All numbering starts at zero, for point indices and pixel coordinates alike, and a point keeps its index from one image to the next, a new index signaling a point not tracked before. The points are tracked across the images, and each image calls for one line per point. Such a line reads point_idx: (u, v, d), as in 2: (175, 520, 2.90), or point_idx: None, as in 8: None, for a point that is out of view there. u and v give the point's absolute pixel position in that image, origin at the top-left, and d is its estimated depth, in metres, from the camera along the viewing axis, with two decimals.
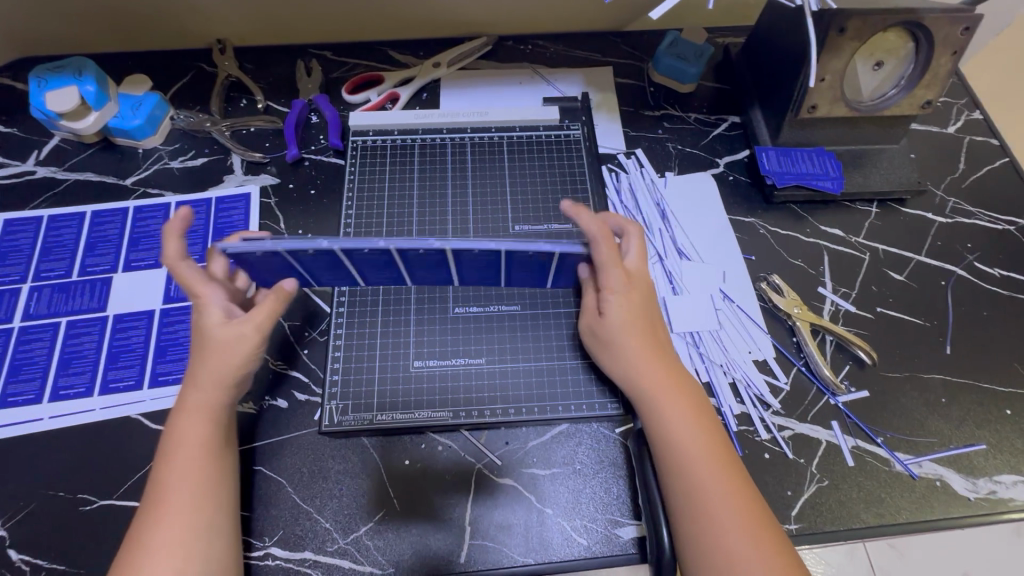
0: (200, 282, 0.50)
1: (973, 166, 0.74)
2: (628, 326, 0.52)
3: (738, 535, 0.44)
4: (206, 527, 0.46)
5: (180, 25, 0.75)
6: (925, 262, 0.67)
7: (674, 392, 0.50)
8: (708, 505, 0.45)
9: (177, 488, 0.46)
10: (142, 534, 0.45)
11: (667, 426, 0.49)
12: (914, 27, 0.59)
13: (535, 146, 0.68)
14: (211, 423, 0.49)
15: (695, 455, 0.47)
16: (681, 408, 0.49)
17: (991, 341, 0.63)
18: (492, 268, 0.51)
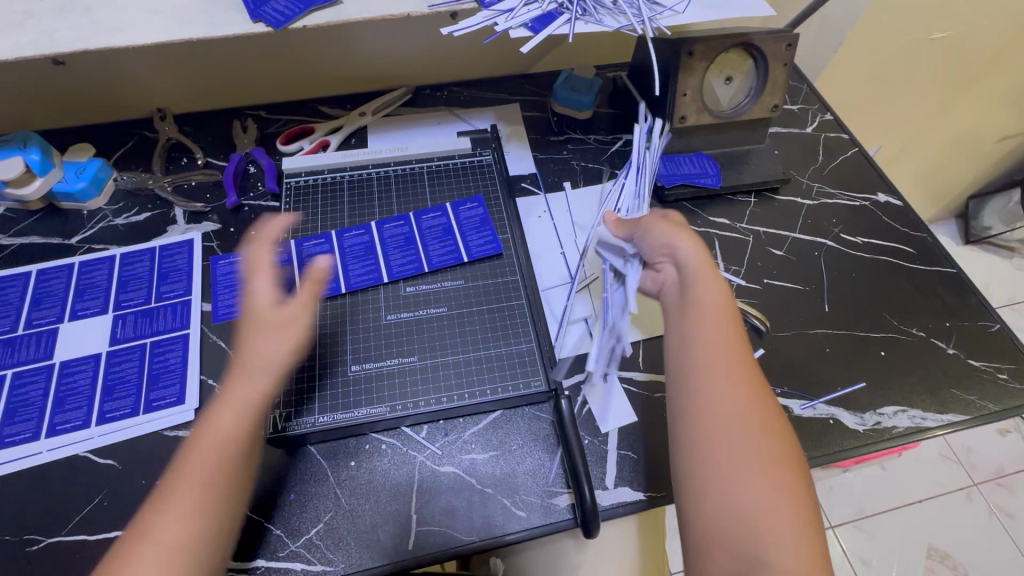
0: (262, 269, 0.58)
1: (830, 157, 0.87)
2: (684, 237, 0.56)
3: (748, 448, 0.44)
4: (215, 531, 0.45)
5: (121, 99, 0.83)
6: (799, 238, 0.78)
7: (715, 279, 0.53)
8: (730, 411, 0.46)
9: (194, 479, 0.46)
10: (145, 527, 0.43)
11: (694, 338, 0.50)
12: (748, 46, 0.72)
13: (451, 172, 0.77)
14: (245, 416, 0.50)
15: (717, 323, 0.51)
16: (716, 290, 0.53)
17: (862, 296, 0.73)
18: (411, 246, 0.69)
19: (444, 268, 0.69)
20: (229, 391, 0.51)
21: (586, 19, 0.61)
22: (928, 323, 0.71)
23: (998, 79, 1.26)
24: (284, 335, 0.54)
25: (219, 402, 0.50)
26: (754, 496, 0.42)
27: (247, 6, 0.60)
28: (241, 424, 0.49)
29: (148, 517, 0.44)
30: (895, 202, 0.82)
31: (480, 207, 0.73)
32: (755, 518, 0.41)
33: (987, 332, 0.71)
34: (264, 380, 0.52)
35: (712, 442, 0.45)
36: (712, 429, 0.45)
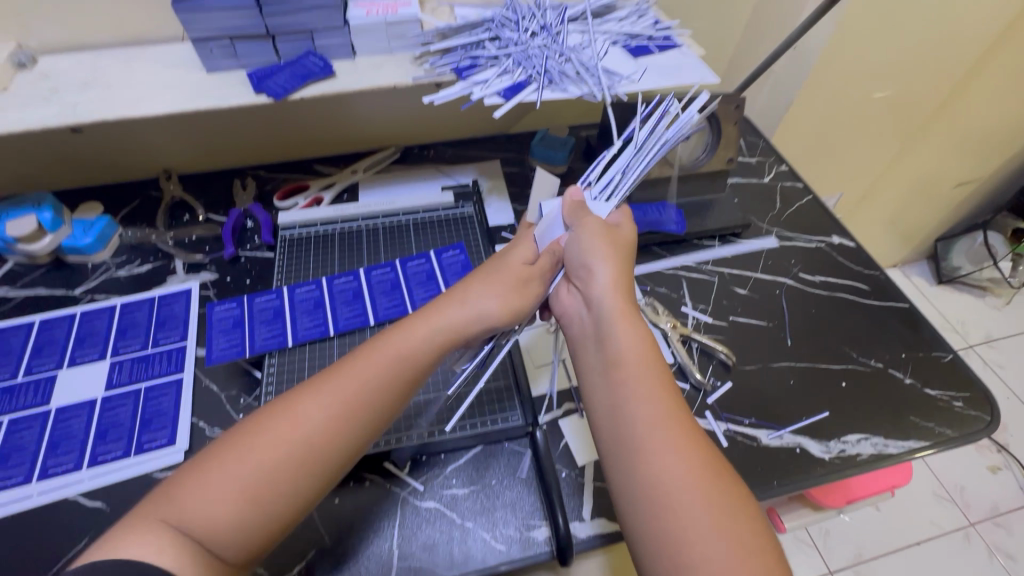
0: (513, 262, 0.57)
1: (786, 204, 0.94)
2: (597, 269, 0.53)
3: (690, 510, 0.42)
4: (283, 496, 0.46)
5: (131, 163, 0.90)
6: (761, 278, 0.83)
7: (625, 324, 0.51)
8: (662, 474, 0.44)
9: (268, 446, 0.46)
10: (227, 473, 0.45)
11: (629, 402, 0.48)
12: (700, 108, 0.80)
13: (436, 223, 0.83)
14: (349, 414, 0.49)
15: (634, 375, 0.49)
16: (632, 335, 0.51)
17: (821, 331, 0.77)
18: (396, 291, 0.73)
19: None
20: (328, 374, 0.51)
21: (552, 87, 0.69)
22: (885, 355, 0.75)
23: (942, 131, 1.37)
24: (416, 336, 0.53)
25: (336, 378, 0.50)
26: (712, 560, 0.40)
27: (251, 81, 0.68)
28: (355, 410, 0.49)
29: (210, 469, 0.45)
30: (849, 244, 0.88)
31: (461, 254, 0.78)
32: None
33: (942, 362, 0.75)
34: (387, 378, 0.51)
35: (665, 518, 0.43)
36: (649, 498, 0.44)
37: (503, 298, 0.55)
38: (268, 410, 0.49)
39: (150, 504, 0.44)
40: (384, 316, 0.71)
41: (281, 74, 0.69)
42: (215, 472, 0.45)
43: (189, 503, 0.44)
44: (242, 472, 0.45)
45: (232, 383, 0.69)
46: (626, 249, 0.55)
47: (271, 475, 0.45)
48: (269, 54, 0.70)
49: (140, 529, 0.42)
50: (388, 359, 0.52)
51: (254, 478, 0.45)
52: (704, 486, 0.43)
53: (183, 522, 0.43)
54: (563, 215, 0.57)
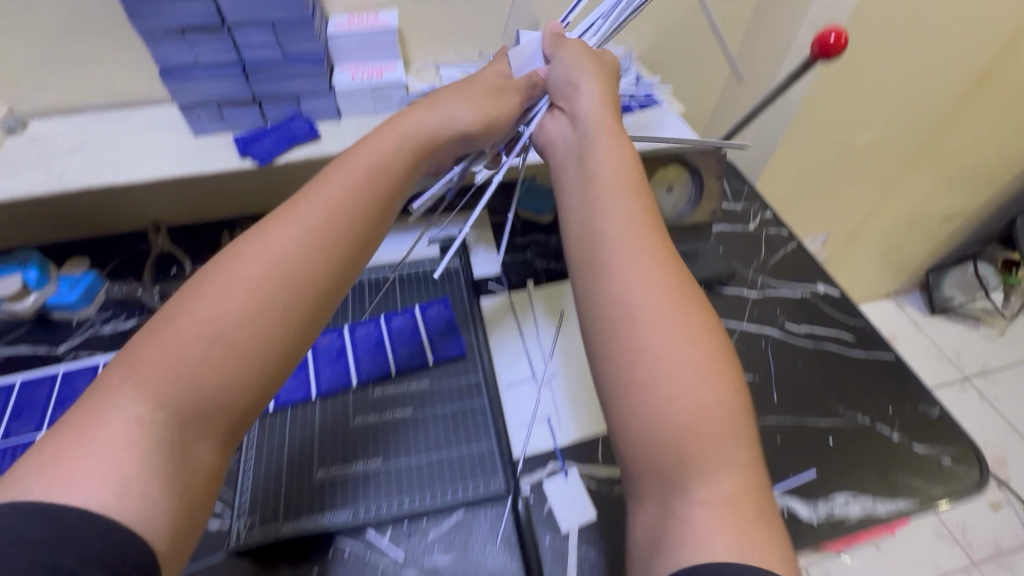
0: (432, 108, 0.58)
1: (772, 251, 0.95)
2: (586, 94, 0.56)
3: (656, 318, 0.44)
4: (217, 370, 0.43)
5: (121, 216, 0.91)
6: (746, 329, 0.84)
7: (614, 165, 0.52)
8: (635, 284, 0.46)
9: (224, 321, 0.44)
10: (183, 312, 0.44)
11: (602, 222, 0.49)
12: (683, 162, 0.82)
13: (422, 277, 0.83)
14: (287, 253, 0.47)
15: (613, 198, 0.50)
16: (626, 200, 0.50)
17: (808, 384, 0.77)
18: (380, 348, 0.72)
19: (410, 370, 0.71)
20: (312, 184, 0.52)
21: None
22: (873, 409, 0.75)
23: (925, 170, 1.40)
24: (368, 157, 0.54)
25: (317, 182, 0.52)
26: (672, 362, 0.43)
27: (238, 146, 0.70)
28: (334, 233, 0.50)
29: (158, 325, 0.44)
30: (834, 291, 0.89)
31: (445, 309, 0.78)
32: (668, 398, 0.42)
33: (930, 417, 0.74)
34: (371, 178, 0.53)
35: (635, 377, 0.43)
36: (618, 314, 0.45)
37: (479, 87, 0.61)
38: (230, 250, 0.48)
39: (78, 422, 0.39)
40: (367, 376, 0.70)
41: (267, 138, 0.70)
42: (198, 296, 0.45)
43: (153, 399, 0.41)
44: (204, 343, 0.43)
45: None
46: (610, 69, 0.60)
47: (240, 362, 0.44)
48: (256, 118, 0.72)
49: (69, 455, 0.37)
50: (319, 204, 0.50)
51: (216, 374, 0.43)
52: (668, 309, 0.44)
53: (128, 447, 0.39)
54: (545, 47, 0.63)
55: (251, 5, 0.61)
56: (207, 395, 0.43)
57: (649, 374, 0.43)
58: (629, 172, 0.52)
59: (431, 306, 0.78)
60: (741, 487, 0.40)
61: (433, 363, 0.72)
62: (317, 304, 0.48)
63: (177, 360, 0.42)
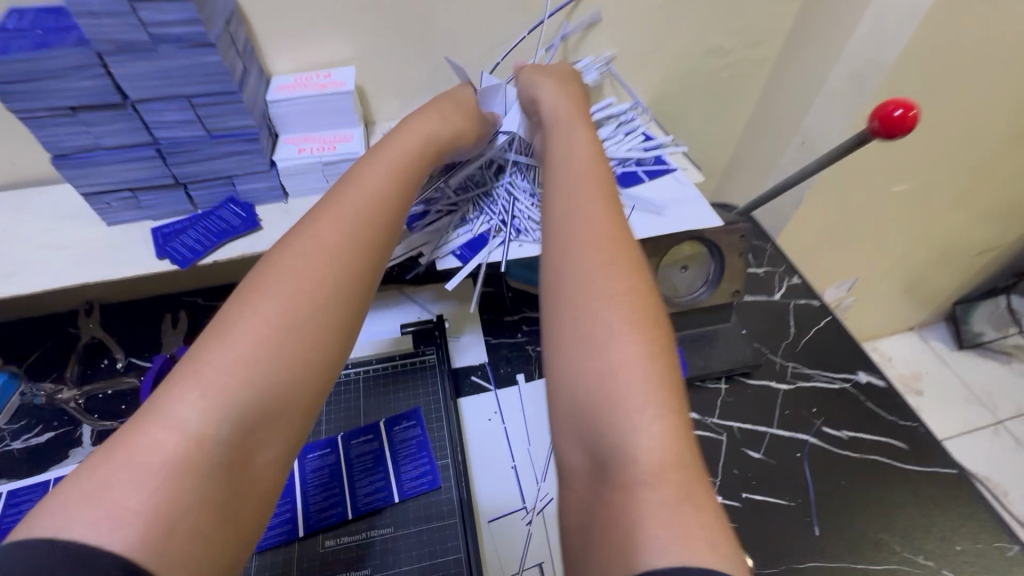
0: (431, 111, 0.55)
1: (802, 329, 0.82)
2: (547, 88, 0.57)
3: (602, 279, 0.40)
4: (280, 367, 0.38)
5: (46, 298, 0.78)
6: (777, 435, 0.70)
7: (576, 145, 0.51)
8: (581, 237, 0.43)
9: (278, 315, 0.39)
10: (232, 321, 0.39)
11: (560, 186, 0.47)
12: (700, 239, 0.68)
13: (391, 377, 0.70)
14: (340, 242, 0.43)
15: (573, 168, 0.48)
16: (581, 171, 0.48)
17: (855, 513, 0.64)
18: (335, 483, 0.60)
19: (371, 513, 0.59)
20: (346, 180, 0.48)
21: (521, 239, 0.58)
22: (934, 547, 0.62)
23: (964, 210, 1.26)
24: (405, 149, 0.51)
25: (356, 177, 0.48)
26: (615, 328, 0.38)
27: (156, 240, 0.57)
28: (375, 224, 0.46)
29: (224, 328, 0.38)
30: (878, 382, 0.76)
31: (417, 426, 0.65)
32: (600, 345, 0.38)
33: (1005, 558, 0.61)
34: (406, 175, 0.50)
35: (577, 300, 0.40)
36: (562, 268, 0.42)
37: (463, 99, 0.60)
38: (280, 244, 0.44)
39: (135, 432, 0.34)
40: (317, 524, 0.57)
41: (193, 230, 0.57)
42: (253, 290, 0.40)
43: (219, 405, 0.35)
44: (267, 345, 0.38)
45: None
46: (574, 81, 0.60)
47: (294, 367, 0.39)
48: (183, 202, 0.59)
49: (122, 477, 0.32)
50: (362, 192, 0.46)
51: (277, 377, 0.38)
52: (612, 262, 0.41)
53: (180, 466, 0.33)
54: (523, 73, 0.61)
55: (157, 77, 0.48)
56: (280, 391, 0.38)
57: (591, 325, 0.39)
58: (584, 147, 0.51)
59: (399, 423, 0.65)
60: (664, 439, 0.35)
61: (400, 502, 0.60)
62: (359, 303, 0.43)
63: (237, 360, 0.37)
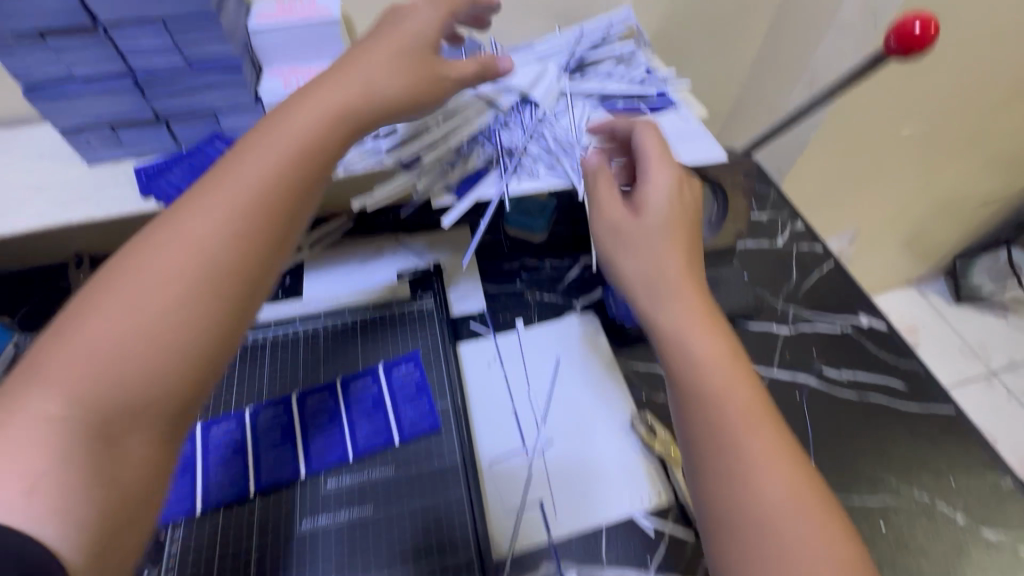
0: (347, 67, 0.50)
1: (804, 273, 0.81)
2: (649, 253, 0.49)
3: (760, 453, 0.42)
4: (143, 364, 0.37)
5: (33, 248, 0.76)
6: (778, 376, 0.70)
7: (707, 336, 0.47)
8: (728, 432, 0.43)
9: (145, 309, 0.38)
10: (83, 308, 0.37)
11: (696, 357, 0.46)
12: (704, 177, 0.66)
13: (388, 323, 0.69)
14: (219, 224, 0.41)
15: (710, 367, 0.45)
16: (708, 343, 0.46)
17: (853, 450, 0.64)
18: (334, 425, 0.60)
19: (371, 454, 0.58)
20: (242, 147, 0.44)
21: (519, 175, 0.56)
22: (932, 481, 0.62)
23: (971, 158, 1.23)
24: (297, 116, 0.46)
25: (255, 140, 0.45)
26: (775, 490, 0.41)
27: (140, 179, 0.55)
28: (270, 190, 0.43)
29: (92, 310, 0.37)
30: (879, 325, 0.75)
31: (416, 370, 0.65)
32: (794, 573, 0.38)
33: (1000, 489, 0.62)
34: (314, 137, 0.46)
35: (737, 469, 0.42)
36: (720, 467, 0.42)
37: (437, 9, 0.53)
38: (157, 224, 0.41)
39: None
40: (317, 465, 0.57)
41: (177, 168, 0.55)
42: (107, 288, 0.38)
43: (71, 392, 0.35)
44: (128, 331, 0.37)
45: None
46: (674, 185, 0.51)
47: (169, 353, 0.38)
48: (165, 141, 0.56)
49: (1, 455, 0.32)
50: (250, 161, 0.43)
51: (143, 368, 0.37)
52: (756, 431, 0.43)
53: (43, 450, 0.33)
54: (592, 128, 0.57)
55: None
56: (129, 394, 0.37)
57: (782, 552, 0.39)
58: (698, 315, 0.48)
59: (398, 368, 0.65)
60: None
61: (400, 442, 0.59)
62: (253, 278, 0.41)
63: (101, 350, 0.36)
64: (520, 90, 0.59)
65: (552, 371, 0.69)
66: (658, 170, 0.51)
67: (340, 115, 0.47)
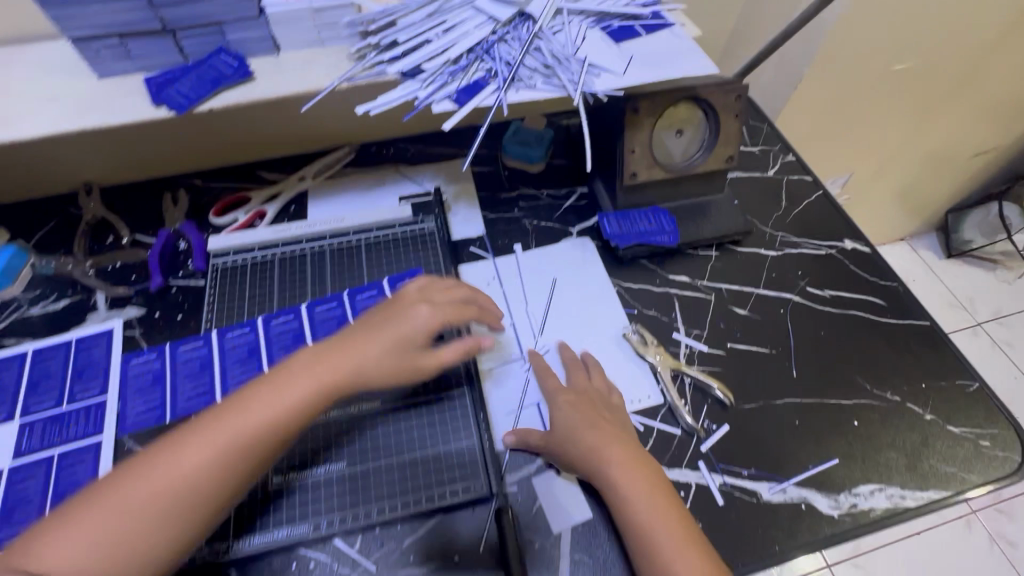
0: (399, 313, 0.57)
1: (793, 202, 0.83)
2: (593, 433, 0.56)
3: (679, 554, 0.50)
4: (163, 507, 0.45)
5: (45, 176, 0.78)
6: (763, 295, 0.74)
7: (636, 475, 0.54)
8: (662, 536, 0.50)
9: (152, 480, 0.46)
10: (153, 458, 0.47)
11: (638, 508, 0.52)
12: (695, 99, 0.69)
13: (391, 242, 0.72)
14: (240, 454, 0.48)
15: (620, 471, 0.54)
16: (642, 486, 0.53)
17: (832, 359, 0.68)
18: (343, 331, 0.64)
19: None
20: (238, 400, 0.50)
21: (517, 86, 0.58)
22: (903, 385, 0.66)
23: (963, 102, 1.24)
24: (359, 352, 0.54)
25: (294, 373, 0.52)
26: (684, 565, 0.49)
27: (150, 89, 0.56)
28: (232, 469, 0.47)
29: (159, 453, 0.47)
30: (863, 249, 0.78)
31: None
32: None
33: (968, 392, 0.66)
34: (279, 429, 0.49)
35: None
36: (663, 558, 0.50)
37: (436, 315, 0.57)
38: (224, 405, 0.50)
39: (74, 511, 0.45)
40: None
41: (186, 79, 0.57)
42: (177, 440, 0.48)
43: (99, 534, 0.44)
44: (142, 510, 0.45)
45: None
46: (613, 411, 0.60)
47: (179, 491, 0.46)
48: (172, 53, 0.57)
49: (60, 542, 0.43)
50: (270, 406, 0.50)
51: (180, 498, 0.46)
52: (666, 505, 0.52)
53: (104, 544, 0.44)
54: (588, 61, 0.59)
55: None
56: (163, 536, 0.45)
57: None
58: (636, 461, 0.55)
59: (403, 283, 0.68)
60: None
61: None
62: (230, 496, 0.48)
63: (96, 534, 0.44)
64: (519, 6, 0.60)
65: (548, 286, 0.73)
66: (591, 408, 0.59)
67: (321, 390, 0.52)
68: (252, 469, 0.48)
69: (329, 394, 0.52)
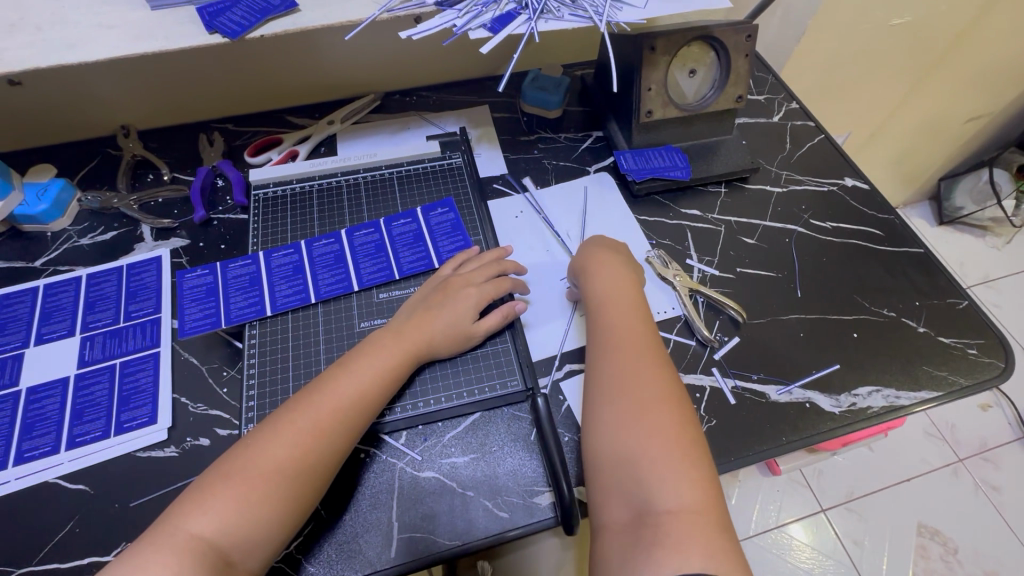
0: (458, 288, 0.63)
1: (797, 145, 0.88)
2: (616, 316, 0.59)
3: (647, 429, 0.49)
4: (304, 452, 0.50)
5: (85, 118, 0.81)
6: (770, 226, 0.79)
7: (643, 360, 0.55)
8: (629, 409, 0.51)
9: (291, 428, 0.51)
10: (284, 418, 0.52)
11: (628, 377, 0.53)
12: (709, 39, 0.73)
13: (421, 176, 0.78)
14: (359, 408, 0.54)
15: (626, 348, 0.56)
16: (643, 367, 0.54)
17: (833, 281, 0.74)
18: (381, 253, 0.70)
19: (415, 274, 0.69)
20: (345, 368, 0.56)
21: (546, 17, 0.61)
22: (898, 303, 0.72)
23: (958, 63, 1.28)
24: (439, 319, 0.61)
25: (380, 344, 0.59)
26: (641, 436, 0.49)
27: (203, 18, 0.60)
28: (343, 417, 0.53)
29: (285, 416, 0.52)
30: (862, 185, 0.83)
31: (450, 212, 0.74)
32: (638, 483, 0.47)
33: (957, 309, 0.72)
34: (380, 388, 0.56)
35: (627, 453, 0.48)
36: (623, 425, 0.50)
37: (484, 295, 0.64)
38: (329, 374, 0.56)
39: (224, 465, 0.49)
40: (369, 281, 0.68)
41: (236, 9, 0.61)
42: (302, 397, 0.54)
43: (256, 474, 0.48)
44: (290, 448, 0.50)
45: (214, 356, 0.64)
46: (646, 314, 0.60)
47: (317, 439, 0.51)
48: None
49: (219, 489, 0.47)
50: (372, 373, 0.56)
51: (317, 446, 0.51)
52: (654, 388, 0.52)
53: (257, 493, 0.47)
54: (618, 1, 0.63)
55: None
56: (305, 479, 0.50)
57: (630, 444, 0.49)
58: (645, 349, 0.56)
59: (436, 212, 0.74)
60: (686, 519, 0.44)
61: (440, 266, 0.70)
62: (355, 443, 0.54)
63: (250, 495, 0.47)
64: None
65: (566, 217, 0.78)
66: (615, 297, 0.61)
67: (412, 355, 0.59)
68: (364, 416, 0.54)
69: (410, 358, 0.59)
